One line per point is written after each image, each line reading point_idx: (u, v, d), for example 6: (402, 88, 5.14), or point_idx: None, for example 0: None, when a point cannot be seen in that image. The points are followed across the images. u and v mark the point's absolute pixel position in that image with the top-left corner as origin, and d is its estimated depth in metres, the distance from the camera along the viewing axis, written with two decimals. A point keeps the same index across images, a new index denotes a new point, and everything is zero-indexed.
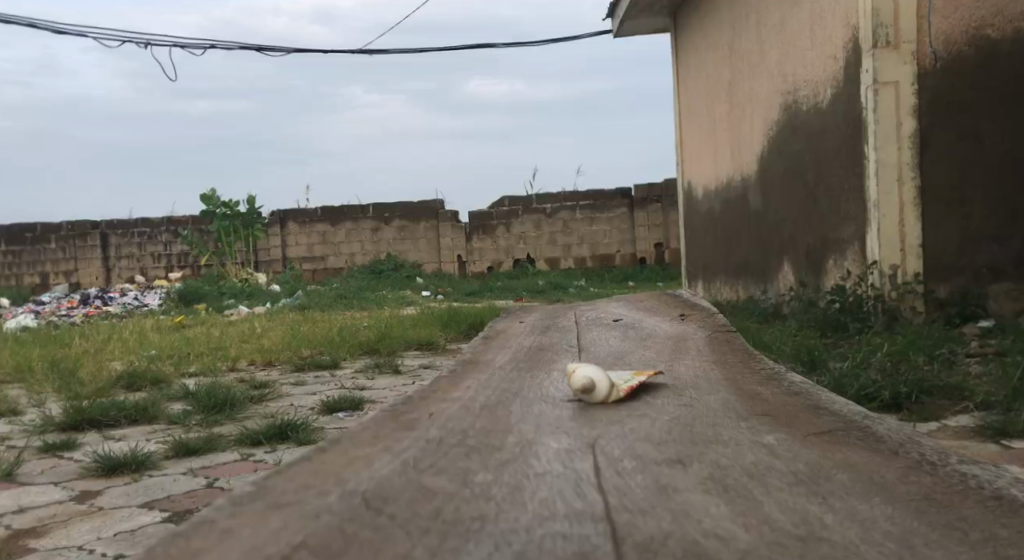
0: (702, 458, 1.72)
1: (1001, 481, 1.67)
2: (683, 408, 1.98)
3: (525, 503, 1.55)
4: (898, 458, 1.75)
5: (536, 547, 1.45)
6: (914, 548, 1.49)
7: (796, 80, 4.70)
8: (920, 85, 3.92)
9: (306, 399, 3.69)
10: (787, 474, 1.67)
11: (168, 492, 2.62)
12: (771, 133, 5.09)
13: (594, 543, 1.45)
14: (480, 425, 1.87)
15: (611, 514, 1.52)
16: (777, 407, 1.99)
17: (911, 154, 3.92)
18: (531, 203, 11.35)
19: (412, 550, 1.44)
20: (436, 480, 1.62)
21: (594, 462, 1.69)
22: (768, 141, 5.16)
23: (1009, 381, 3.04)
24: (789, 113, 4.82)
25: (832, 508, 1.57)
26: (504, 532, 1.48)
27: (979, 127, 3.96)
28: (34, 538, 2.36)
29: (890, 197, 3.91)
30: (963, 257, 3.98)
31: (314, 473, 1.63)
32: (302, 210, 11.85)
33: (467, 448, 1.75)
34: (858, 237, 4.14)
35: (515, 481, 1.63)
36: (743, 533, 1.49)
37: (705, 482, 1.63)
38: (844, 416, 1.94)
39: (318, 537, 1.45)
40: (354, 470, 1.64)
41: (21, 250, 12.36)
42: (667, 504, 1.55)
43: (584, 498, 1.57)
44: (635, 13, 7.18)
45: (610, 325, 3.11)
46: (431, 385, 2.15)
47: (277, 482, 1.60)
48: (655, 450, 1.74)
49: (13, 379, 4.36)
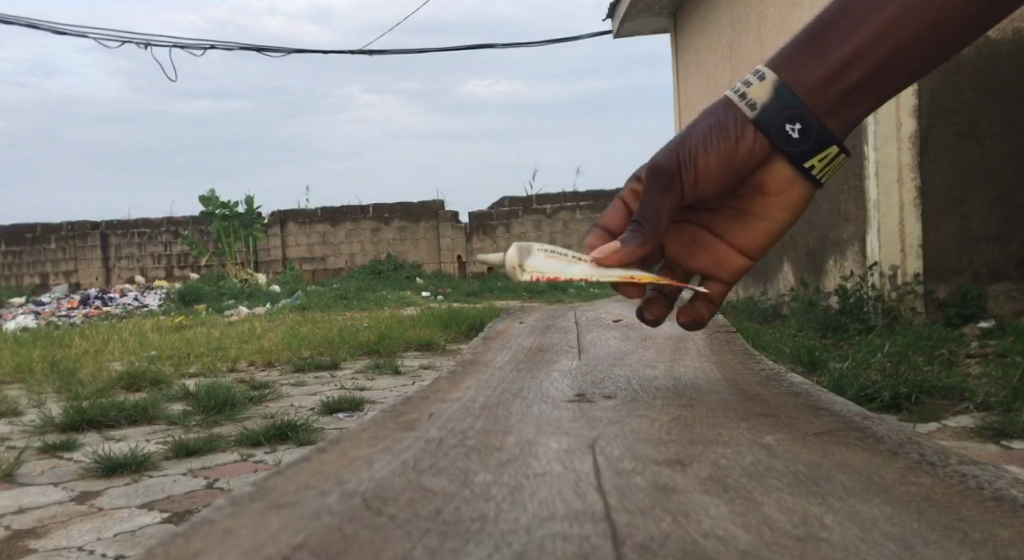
0: (702, 458, 1.53)
1: (1002, 481, 1.48)
2: (682, 409, 1.84)
3: (525, 503, 1.35)
4: (898, 458, 1.57)
5: (536, 547, 1.25)
6: (914, 548, 1.28)
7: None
8: (920, 86, 4.07)
9: (306, 399, 3.71)
10: (786, 473, 1.48)
11: (168, 492, 2.63)
12: None
13: (593, 543, 1.25)
14: (481, 425, 1.71)
15: (611, 514, 1.32)
16: (777, 408, 1.87)
17: (911, 155, 4.08)
18: (531, 203, 11.36)
19: (410, 551, 1.23)
20: (436, 480, 1.42)
21: (593, 462, 1.50)
22: None
23: (1009, 382, 3.04)
24: None
25: (832, 507, 1.37)
26: (504, 532, 1.28)
27: (980, 127, 4.10)
28: (35, 539, 2.36)
29: (889, 196, 4.11)
30: (963, 258, 4.12)
31: (315, 473, 1.43)
32: (302, 211, 11.95)
33: (466, 449, 1.56)
34: (859, 238, 4.34)
35: (515, 481, 1.43)
36: (743, 533, 1.28)
37: (705, 483, 1.43)
38: (843, 416, 1.80)
39: (317, 537, 1.25)
40: (354, 471, 1.44)
41: (20, 250, 12.36)
42: (666, 504, 1.35)
43: (584, 498, 1.37)
44: (635, 13, 7.16)
45: (609, 325, 3.11)
46: (432, 386, 2.07)
47: (276, 483, 1.40)
48: (653, 450, 1.56)
49: (14, 379, 4.37)
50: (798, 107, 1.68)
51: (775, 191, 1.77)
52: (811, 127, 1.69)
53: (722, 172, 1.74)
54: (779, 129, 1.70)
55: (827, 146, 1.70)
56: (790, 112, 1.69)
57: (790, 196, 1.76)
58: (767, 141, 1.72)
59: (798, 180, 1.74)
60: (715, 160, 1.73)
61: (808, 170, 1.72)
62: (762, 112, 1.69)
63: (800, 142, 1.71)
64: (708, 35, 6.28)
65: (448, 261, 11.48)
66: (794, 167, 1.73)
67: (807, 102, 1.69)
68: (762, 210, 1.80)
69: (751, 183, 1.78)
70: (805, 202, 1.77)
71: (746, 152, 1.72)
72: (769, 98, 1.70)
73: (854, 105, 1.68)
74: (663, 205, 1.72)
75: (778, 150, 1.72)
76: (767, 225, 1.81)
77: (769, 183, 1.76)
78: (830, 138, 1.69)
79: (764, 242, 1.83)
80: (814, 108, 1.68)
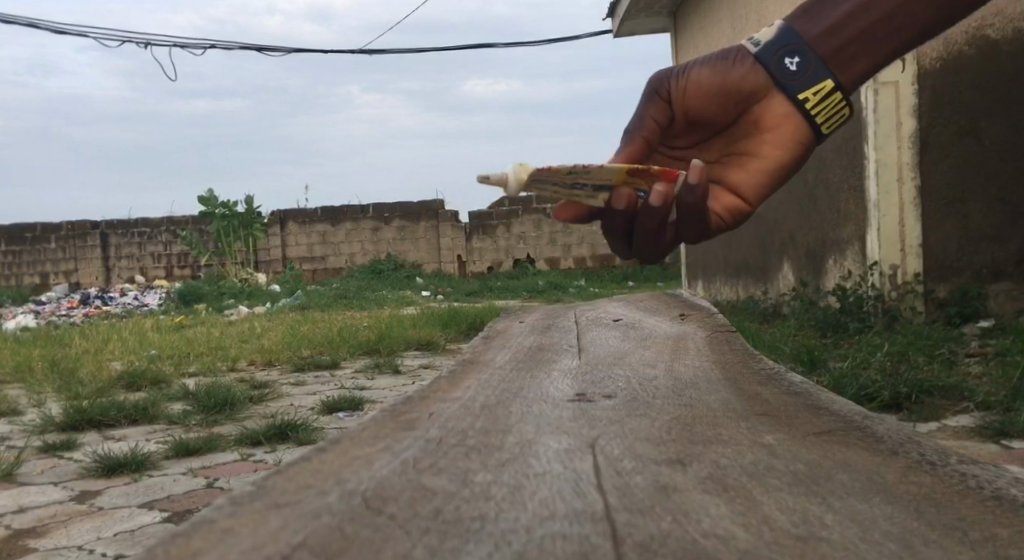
0: (702, 457, 1.53)
1: (1002, 481, 1.48)
2: (682, 409, 1.84)
3: (525, 502, 1.35)
4: (898, 458, 1.57)
5: (536, 546, 1.24)
6: (914, 548, 1.28)
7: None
8: (920, 85, 4.13)
9: (305, 399, 3.70)
10: (787, 473, 1.48)
11: (168, 492, 2.62)
12: None
13: (593, 543, 1.25)
14: (480, 425, 1.70)
15: (611, 514, 1.31)
16: (777, 408, 1.86)
17: (911, 154, 4.11)
18: (531, 203, 11.37)
19: (411, 550, 1.23)
20: (436, 479, 1.42)
21: (593, 462, 1.50)
22: None
23: (1008, 382, 3.04)
24: None
25: (832, 507, 1.37)
26: (504, 532, 1.28)
27: (979, 126, 4.12)
28: (34, 538, 2.36)
29: (889, 195, 4.13)
30: (963, 257, 4.14)
31: (315, 473, 1.43)
32: (302, 210, 11.95)
33: (466, 448, 1.56)
34: (858, 238, 4.36)
35: (515, 481, 1.43)
36: (743, 533, 1.28)
37: (705, 482, 1.43)
38: (844, 416, 1.79)
39: (318, 536, 1.24)
40: (354, 470, 1.44)
41: (21, 250, 12.35)
42: (666, 504, 1.35)
43: (584, 498, 1.37)
44: (635, 12, 7.16)
45: (610, 325, 3.11)
46: (431, 385, 2.06)
47: (276, 482, 1.40)
48: (654, 450, 1.56)
49: (13, 379, 4.36)
50: (798, 42, 1.73)
51: (771, 126, 1.75)
52: (808, 60, 1.71)
53: (714, 92, 1.78)
54: (779, 62, 1.73)
55: (822, 82, 1.71)
56: (789, 47, 1.73)
57: (784, 130, 1.74)
58: (763, 75, 1.74)
59: (792, 115, 1.73)
60: (707, 81, 1.78)
61: (802, 104, 1.72)
62: (760, 46, 1.74)
63: (797, 75, 1.72)
64: (708, 35, 6.27)
65: (448, 260, 11.48)
66: (789, 100, 1.73)
67: (808, 42, 1.73)
68: (758, 148, 1.77)
69: (747, 119, 1.78)
70: (799, 143, 1.73)
71: (738, 79, 1.76)
72: (769, 38, 1.74)
73: (853, 58, 1.71)
74: (651, 112, 1.83)
75: (773, 83, 1.74)
76: (762, 162, 1.77)
77: (765, 118, 1.76)
78: (823, 74, 1.71)
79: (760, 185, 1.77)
80: (814, 47, 1.72)
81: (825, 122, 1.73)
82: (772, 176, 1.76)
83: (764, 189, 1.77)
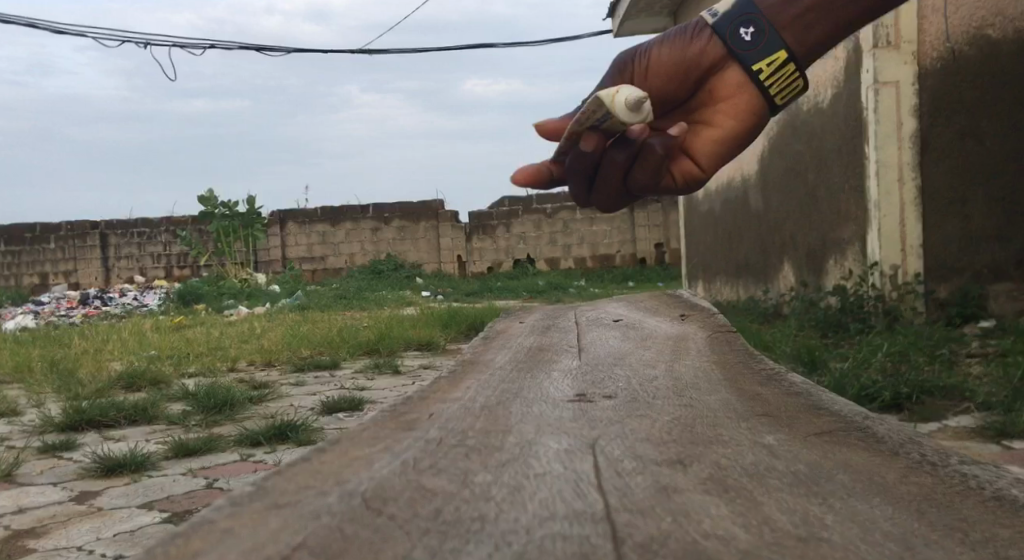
0: (703, 458, 1.53)
1: (1003, 481, 1.47)
2: (683, 408, 1.84)
3: (525, 503, 1.35)
4: (899, 458, 1.56)
5: (537, 546, 1.24)
6: (914, 548, 1.28)
7: (816, 84, 4.81)
8: (920, 85, 4.12)
9: (305, 399, 3.70)
10: (787, 473, 1.47)
11: (168, 492, 2.62)
12: (783, 130, 5.18)
13: (593, 543, 1.25)
14: (481, 425, 1.70)
15: (611, 514, 1.31)
16: (777, 408, 1.86)
17: (911, 154, 4.11)
18: (531, 203, 11.38)
19: (410, 551, 1.23)
20: (436, 480, 1.42)
21: (593, 462, 1.50)
22: (778, 130, 5.24)
23: (1009, 382, 3.03)
24: (800, 117, 4.96)
25: (833, 508, 1.37)
26: (505, 532, 1.28)
27: (980, 126, 4.13)
28: (34, 538, 2.36)
29: (889, 196, 4.12)
30: (963, 258, 4.14)
31: (315, 473, 1.43)
32: (302, 210, 11.95)
33: (466, 448, 1.56)
34: (858, 238, 4.36)
35: (515, 481, 1.42)
36: (743, 533, 1.28)
37: (705, 482, 1.42)
38: (844, 416, 1.79)
39: (317, 536, 1.24)
40: (354, 471, 1.44)
41: (21, 250, 12.35)
42: (667, 504, 1.35)
43: (585, 498, 1.36)
44: (635, 12, 7.16)
45: (610, 325, 3.10)
46: (431, 385, 2.05)
47: (276, 483, 1.39)
48: (654, 450, 1.56)
49: (13, 379, 4.36)
50: (754, 13, 1.87)
51: (724, 96, 1.92)
52: (763, 32, 1.87)
53: (674, 67, 1.91)
54: (735, 33, 1.87)
55: (776, 53, 1.86)
56: (745, 17, 1.87)
57: (737, 101, 1.90)
58: (720, 47, 1.89)
59: (747, 85, 1.89)
60: (669, 57, 1.90)
61: (756, 74, 1.88)
62: (720, 19, 1.88)
63: (752, 45, 1.87)
64: None
65: (448, 260, 11.49)
66: (744, 71, 1.89)
67: (764, 12, 1.88)
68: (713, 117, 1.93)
69: (704, 91, 1.93)
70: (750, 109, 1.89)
71: (698, 53, 1.89)
72: (727, 11, 1.89)
73: (809, 28, 1.88)
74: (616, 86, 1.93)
75: (730, 54, 1.89)
76: (717, 133, 1.93)
77: (719, 87, 1.91)
78: (779, 46, 1.86)
79: (715, 154, 1.93)
80: (769, 18, 1.87)
81: (779, 94, 1.89)
82: (723, 144, 1.92)
83: (719, 157, 1.93)
